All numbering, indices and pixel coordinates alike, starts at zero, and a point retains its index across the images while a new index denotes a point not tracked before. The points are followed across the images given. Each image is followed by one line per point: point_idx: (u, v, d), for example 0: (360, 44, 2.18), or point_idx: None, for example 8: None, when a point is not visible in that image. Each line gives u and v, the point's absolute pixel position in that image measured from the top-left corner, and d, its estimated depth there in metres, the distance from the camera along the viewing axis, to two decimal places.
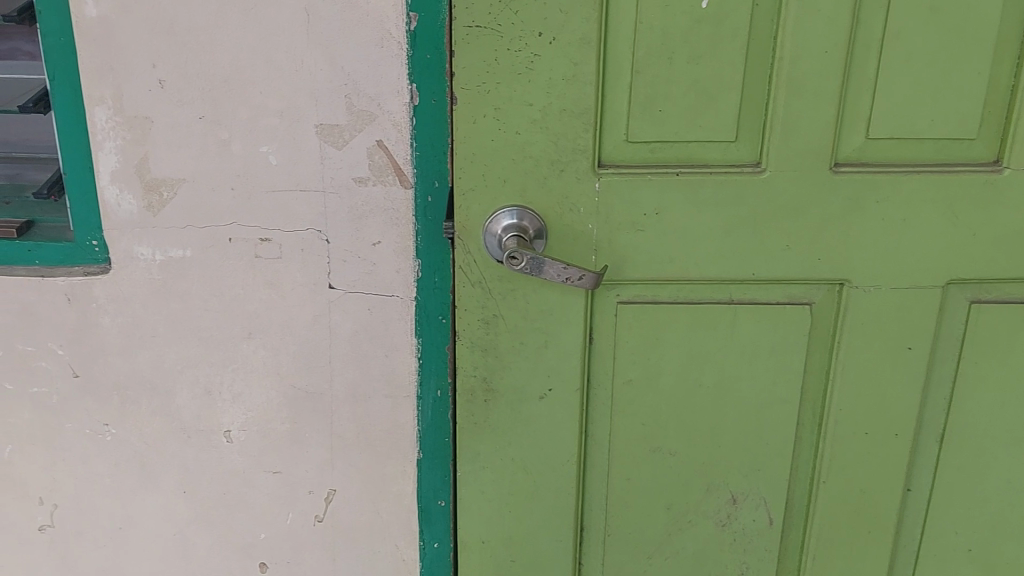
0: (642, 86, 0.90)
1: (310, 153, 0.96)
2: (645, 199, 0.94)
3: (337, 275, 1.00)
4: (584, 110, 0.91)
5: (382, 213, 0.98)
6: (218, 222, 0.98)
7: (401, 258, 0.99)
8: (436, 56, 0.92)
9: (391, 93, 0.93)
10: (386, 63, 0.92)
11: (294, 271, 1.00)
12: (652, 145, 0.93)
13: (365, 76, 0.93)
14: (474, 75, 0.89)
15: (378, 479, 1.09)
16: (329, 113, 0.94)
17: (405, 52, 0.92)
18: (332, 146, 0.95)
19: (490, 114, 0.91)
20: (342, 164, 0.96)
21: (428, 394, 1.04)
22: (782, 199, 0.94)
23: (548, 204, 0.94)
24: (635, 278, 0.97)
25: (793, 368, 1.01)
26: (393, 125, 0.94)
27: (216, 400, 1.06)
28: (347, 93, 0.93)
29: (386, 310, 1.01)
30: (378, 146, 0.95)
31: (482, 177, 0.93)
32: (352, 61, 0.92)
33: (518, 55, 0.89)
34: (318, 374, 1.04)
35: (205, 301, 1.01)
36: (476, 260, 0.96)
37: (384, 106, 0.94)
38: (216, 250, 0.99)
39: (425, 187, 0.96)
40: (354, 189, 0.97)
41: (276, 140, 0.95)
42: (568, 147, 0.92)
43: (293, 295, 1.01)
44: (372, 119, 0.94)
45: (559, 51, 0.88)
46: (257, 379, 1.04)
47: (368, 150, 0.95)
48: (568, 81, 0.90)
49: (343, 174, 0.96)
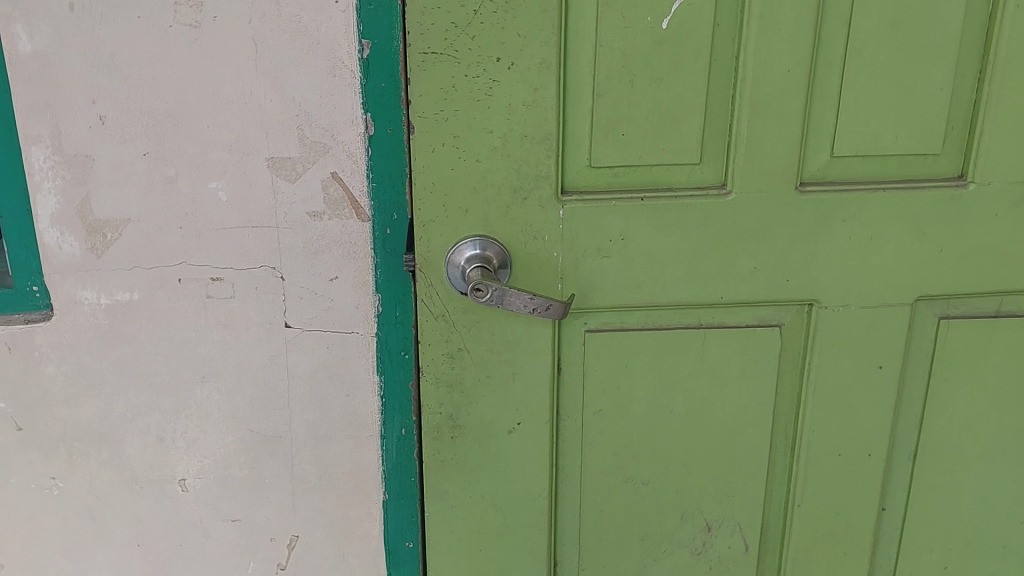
0: (605, 110, 0.88)
1: (262, 188, 0.92)
2: (611, 224, 0.92)
3: (293, 313, 0.96)
4: (545, 135, 0.88)
5: (339, 248, 0.94)
6: (166, 262, 0.94)
7: (360, 293, 0.96)
8: (390, 84, 0.89)
9: (345, 123, 0.90)
10: (339, 93, 0.89)
11: (248, 311, 0.96)
12: (615, 169, 0.91)
13: (317, 107, 0.89)
14: (431, 103, 0.87)
15: (343, 523, 1.04)
16: (280, 146, 0.90)
17: (358, 81, 0.89)
18: (284, 179, 0.92)
19: (449, 142, 0.88)
20: (295, 198, 0.92)
21: (393, 432, 1.01)
22: (748, 220, 0.92)
23: (512, 233, 0.91)
24: (603, 306, 0.95)
25: (765, 391, 0.99)
26: (347, 156, 0.91)
27: (170, 447, 1.01)
28: (298, 125, 0.90)
29: (346, 347, 0.97)
30: (333, 178, 0.92)
31: (443, 207, 0.90)
32: (303, 91, 0.89)
33: (476, 81, 0.86)
34: (276, 416, 1.00)
35: (154, 345, 0.97)
36: (438, 293, 0.93)
37: (338, 137, 0.90)
38: (165, 292, 0.95)
39: (383, 218, 0.93)
40: (309, 223, 0.93)
41: (225, 175, 0.91)
42: (531, 174, 0.89)
43: (248, 336, 0.97)
44: (325, 150, 0.91)
45: (518, 76, 0.86)
46: (213, 424, 1.00)
47: (322, 183, 0.92)
48: (528, 106, 0.87)
49: (297, 208, 0.93)
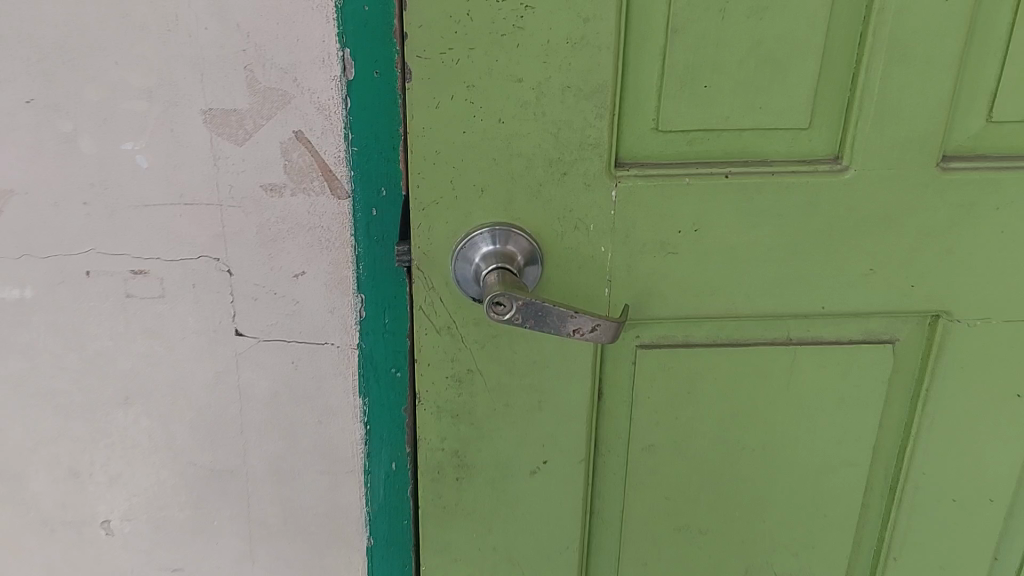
0: (683, 52, 0.62)
1: (196, 147, 0.71)
2: (680, 210, 0.67)
3: (244, 317, 0.78)
4: (597, 87, 0.62)
5: (306, 233, 0.74)
6: (69, 250, 0.75)
7: (334, 291, 0.77)
8: (377, 9, 0.67)
9: (313, 64, 0.68)
10: (303, 21, 0.67)
11: (182, 314, 0.78)
12: (691, 134, 0.65)
13: (272, 40, 0.67)
14: (435, 39, 0.60)
15: (309, 569, 0.89)
16: (220, 95, 0.69)
17: (334, 5, 0.66)
18: (227, 139, 0.71)
19: (461, 96, 0.62)
20: (244, 167, 0.72)
21: (380, 468, 0.84)
22: (868, 207, 0.67)
23: (544, 220, 0.67)
24: (663, 316, 0.71)
25: (865, 424, 0.76)
26: (316, 110, 0.70)
27: (86, 483, 0.85)
28: (247, 65, 0.68)
29: (316, 360, 0.80)
30: (297, 139, 0.71)
31: (450, 184, 0.65)
32: (249, 13, 0.66)
33: (502, 7, 0.59)
34: (224, 448, 0.83)
35: (58, 358, 0.79)
36: (443, 298, 0.68)
37: (304, 82, 0.69)
38: (68, 289, 0.76)
39: (367, 193, 0.72)
40: (264, 200, 0.73)
41: (144, 134, 0.70)
42: (574, 140, 0.64)
43: (183, 348, 0.79)
44: (284, 101, 0.70)
45: (562, 1, 0.59)
46: (142, 458, 0.84)
47: (283, 145, 0.71)
48: (575, 45, 0.61)
49: (247, 181, 0.72)
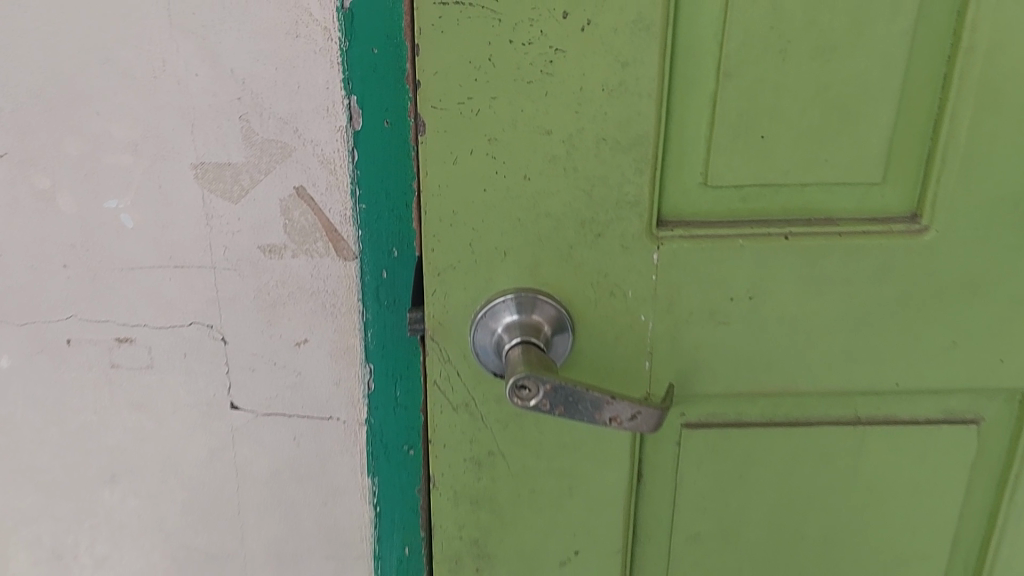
0: (737, 99, 0.54)
1: (188, 206, 0.64)
2: (733, 276, 0.58)
3: (240, 389, 0.71)
4: (637, 139, 0.54)
5: (308, 299, 0.67)
6: (49, 316, 0.69)
7: (340, 362, 0.70)
8: (387, 52, 0.60)
9: (316, 113, 0.61)
10: (305, 64, 0.60)
11: (173, 386, 0.71)
12: (745, 190, 0.57)
13: (271, 86, 0.61)
14: (453, 86, 0.53)
15: None
16: (213, 147, 0.62)
17: (338, 46, 0.59)
18: (222, 196, 0.64)
19: (481, 149, 0.55)
20: (239, 226, 0.65)
21: (392, 553, 0.78)
22: (950, 272, 0.58)
23: (576, 286, 0.59)
24: (713, 392, 0.62)
25: (942, 512, 0.67)
26: (320, 164, 0.63)
27: (71, 565, 0.80)
28: (242, 113, 0.61)
29: (320, 435, 0.73)
30: (299, 196, 0.64)
31: (469, 248, 0.57)
32: (246, 59, 0.60)
33: (528, 50, 0.52)
34: (219, 531, 0.78)
35: (38, 432, 0.74)
36: (461, 373, 0.60)
37: (306, 133, 0.62)
38: (48, 357, 0.70)
39: (376, 255, 0.65)
40: (262, 262, 0.66)
41: (130, 189, 0.64)
42: (611, 199, 0.56)
43: (174, 422, 0.73)
44: (285, 154, 0.63)
45: (597, 43, 0.52)
46: (130, 538, 0.78)
47: (283, 203, 0.64)
48: (612, 93, 0.53)
49: (243, 243, 0.66)
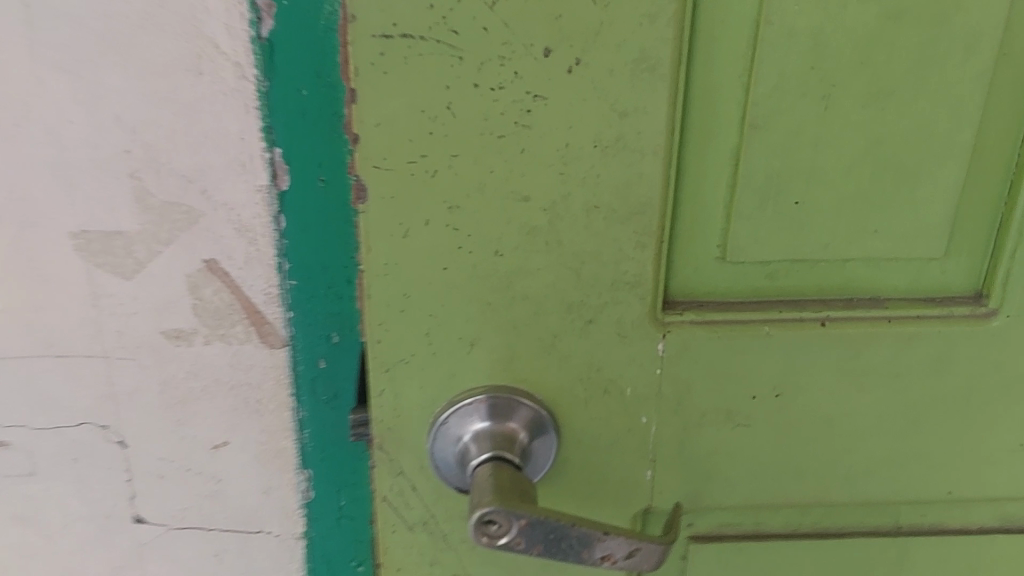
0: (766, 155, 0.42)
1: (72, 286, 0.53)
2: (757, 370, 0.47)
3: (148, 501, 0.62)
4: (640, 206, 0.42)
5: (227, 391, 0.57)
6: None
7: (270, 466, 0.60)
8: (319, 93, 0.48)
9: (228, 170, 0.50)
10: (212, 104, 0.48)
11: (60, 494, 0.61)
12: (771, 266, 0.46)
13: (167, 134, 0.48)
14: (400, 141, 0.40)
15: None
16: (97, 211, 0.51)
17: (256, 87, 0.48)
18: (113, 271, 0.53)
19: (438, 220, 0.42)
20: (137, 307, 0.54)
21: None
22: (1022, 363, 0.47)
23: (560, 382, 0.47)
24: (728, 504, 0.51)
25: None
26: (235, 232, 0.52)
27: None
28: (133, 170, 0.50)
29: (249, 548, 0.64)
30: (211, 269, 0.53)
31: (425, 337, 0.45)
32: (137, 102, 0.48)
33: (499, 96, 0.40)
34: None
35: None
36: (418, 488, 0.49)
37: (217, 195, 0.50)
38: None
39: (311, 344, 0.55)
40: (169, 352, 0.56)
41: None
42: (606, 282, 0.44)
43: (69, 533, 0.63)
44: (191, 220, 0.51)
45: (587, 87, 0.40)
46: None
47: (190, 280, 0.53)
48: (607, 150, 0.41)
49: (140, 328, 0.55)
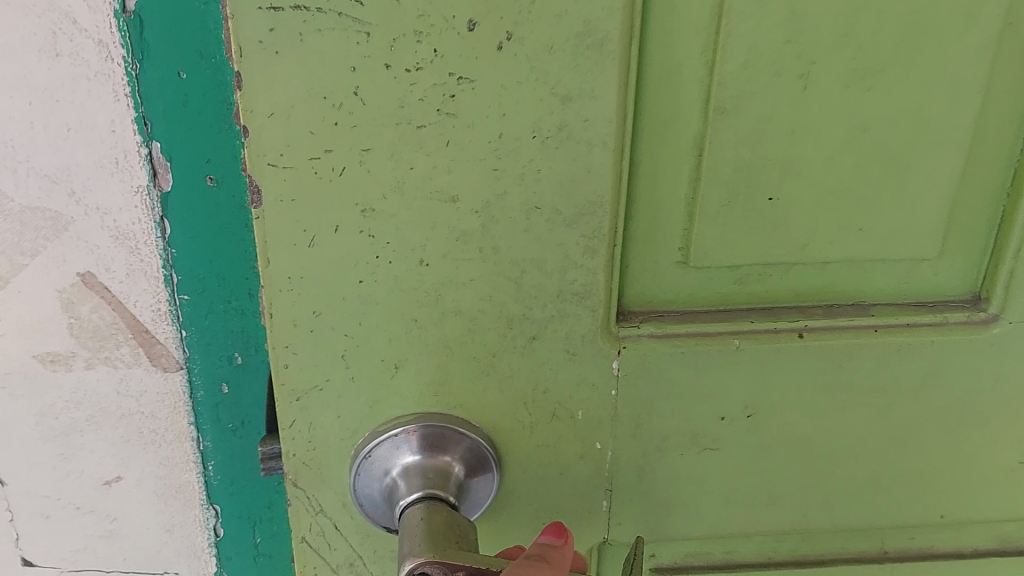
0: (734, 144, 0.36)
1: None
2: (726, 389, 0.41)
3: (36, 543, 0.60)
4: (590, 206, 0.36)
5: (116, 423, 0.55)
6: None
7: (171, 503, 0.59)
8: (201, 75, 0.44)
9: (99, 167, 0.46)
10: (73, 92, 0.43)
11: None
12: (740, 270, 0.40)
13: (21, 129, 0.44)
14: (300, 132, 0.32)
15: None
16: None
17: (128, 69, 0.43)
18: None
19: (350, 225, 0.34)
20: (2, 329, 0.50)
21: None
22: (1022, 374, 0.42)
23: (501, 408, 0.40)
24: (694, 534, 0.45)
25: None
26: (113, 240, 0.48)
27: None
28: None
29: None
30: (86, 282, 0.49)
31: (341, 361, 0.38)
32: None
33: (417, 79, 0.32)
34: None
35: None
36: (341, 525, 0.43)
37: (86, 197, 0.46)
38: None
39: (212, 359, 0.53)
40: (43, 378, 0.53)
41: None
42: (552, 292, 0.37)
43: None
44: (56, 229, 0.47)
45: (522, 66, 0.33)
46: None
47: (59, 298, 0.50)
48: (547, 141, 0.34)
49: (6, 354, 0.51)
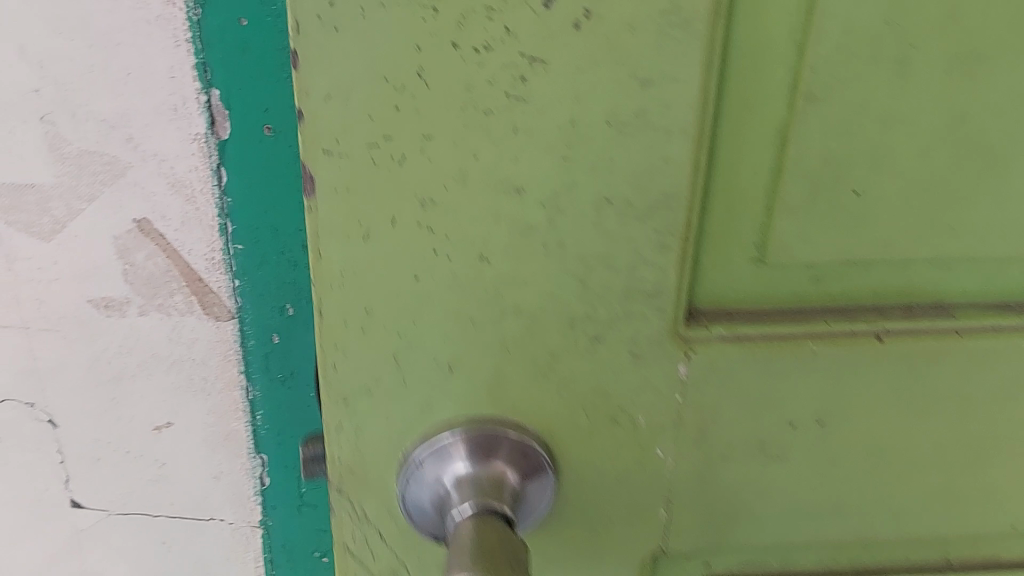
0: (823, 138, 0.33)
1: None
2: (797, 395, 0.38)
3: (84, 484, 0.64)
4: (665, 204, 0.33)
5: (168, 366, 0.58)
6: None
7: (220, 450, 0.63)
8: (261, 28, 0.46)
9: (157, 114, 0.48)
10: (132, 43, 0.46)
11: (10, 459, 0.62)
12: (820, 271, 0.37)
13: (84, 73, 0.47)
14: (356, 116, 0.30)
15: None
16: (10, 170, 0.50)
17: (189, 15, 0.46)
18: (31, 233, 0.52)
19: (406, 215, 0.32)
20: (57, 273, 0.54)
21: None
22: None
23: (556, 412, 0.38)
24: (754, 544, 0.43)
25: None
26: (169, 187, 0.51)
27: None
28: (47, 114, 0.48)
29: (196, 535, 0.67)
30: (141, 227, 0.52)
31: (393, 358, 0.36)
32: (40, 53, 0.46)
33: (486, 61, 0.30)
34: None
35: None
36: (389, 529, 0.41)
37: (144, 143, 0.49)
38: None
39: (261, 307, 0.56)
40: (99, 321, 0.56)
41: None
42: (619, 290, 0.35)
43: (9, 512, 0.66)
44: (114, 176, 0.50)
45: (602, 46, 0.30)
46: None
47: (116, 245, 0.53)
48: (625, 132, 0.31)
49: (63, 296, 0.55)
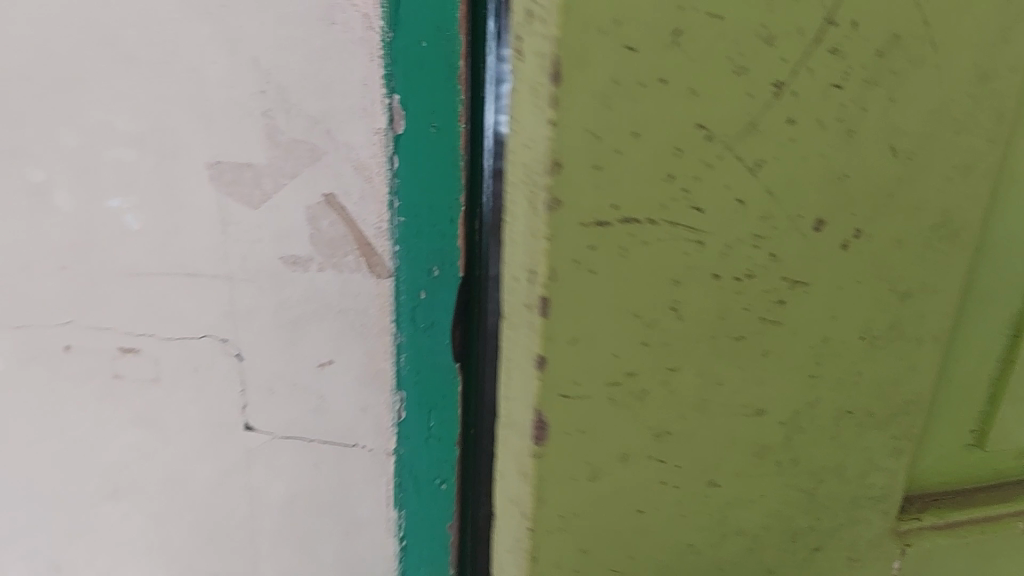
0: (878, 197, 0.44)
1: (202, 214, 0.63)
2: (850, 395, 0.50)
3: (258, 411, 0.71)
4: (779, 264, 0.44)
5: (335, 315, 0.67)
6: (44, 323, 0.68)
7: (370, 387, 0.71)
8: (437, 45, 0.56)
9: (350, 114, 0.59)
10: (341, 51, 0.56)
11: (182, 400, 0.71)
12: (880, 305, 0.48)
13: (300, 79, 0.57)
14: (577, 211, 0.40)
15: None
16: (229, 146, 0.60)
17: (381, 35, 0.56)
18: (241, 201, 0.62)
19: (634, 331, 0.43)
20: (260, 234, 0.64)
21: None
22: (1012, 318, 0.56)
23: (692, 440, 0.47)
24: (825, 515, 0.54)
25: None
26: (355, 169, 0.61)
27: None
28: (266, 110, 0.58)
29: (343, 464, 0.75)
30: (330, 201, 0.62)
31: (583, 403, 0.44)
32: (269, 49, 0.56)
33: (679, 154, 0.40)
34: (235, 557, 0.80)
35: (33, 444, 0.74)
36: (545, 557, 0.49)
37: (339, 134, 0.59)
38: (43, 364, 0.70)
39: (415, 277, 0.64)
40: (283, 274, 0.65)
41: (131, 189, 0.62)
42: (779, 365, 0.47)
43: (182, 441, 0.73)
44: (312, 158, 0.60)
45: (762, 136, 0.41)
46: (130, 558, 0.80)
47: (309, 214, 0.63)
48: (764, 214, 0.42)
49: (263, 255, 0.64)
